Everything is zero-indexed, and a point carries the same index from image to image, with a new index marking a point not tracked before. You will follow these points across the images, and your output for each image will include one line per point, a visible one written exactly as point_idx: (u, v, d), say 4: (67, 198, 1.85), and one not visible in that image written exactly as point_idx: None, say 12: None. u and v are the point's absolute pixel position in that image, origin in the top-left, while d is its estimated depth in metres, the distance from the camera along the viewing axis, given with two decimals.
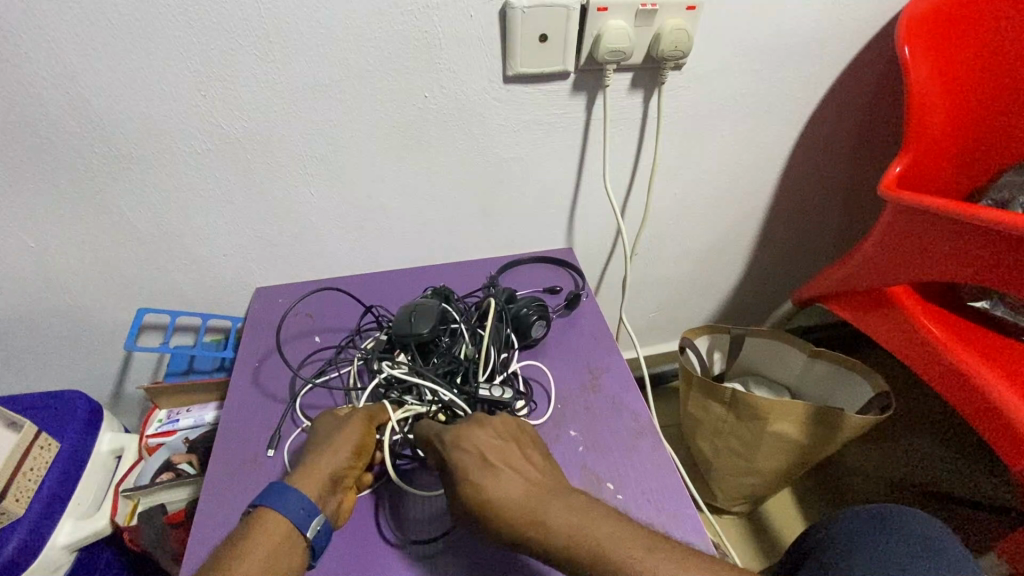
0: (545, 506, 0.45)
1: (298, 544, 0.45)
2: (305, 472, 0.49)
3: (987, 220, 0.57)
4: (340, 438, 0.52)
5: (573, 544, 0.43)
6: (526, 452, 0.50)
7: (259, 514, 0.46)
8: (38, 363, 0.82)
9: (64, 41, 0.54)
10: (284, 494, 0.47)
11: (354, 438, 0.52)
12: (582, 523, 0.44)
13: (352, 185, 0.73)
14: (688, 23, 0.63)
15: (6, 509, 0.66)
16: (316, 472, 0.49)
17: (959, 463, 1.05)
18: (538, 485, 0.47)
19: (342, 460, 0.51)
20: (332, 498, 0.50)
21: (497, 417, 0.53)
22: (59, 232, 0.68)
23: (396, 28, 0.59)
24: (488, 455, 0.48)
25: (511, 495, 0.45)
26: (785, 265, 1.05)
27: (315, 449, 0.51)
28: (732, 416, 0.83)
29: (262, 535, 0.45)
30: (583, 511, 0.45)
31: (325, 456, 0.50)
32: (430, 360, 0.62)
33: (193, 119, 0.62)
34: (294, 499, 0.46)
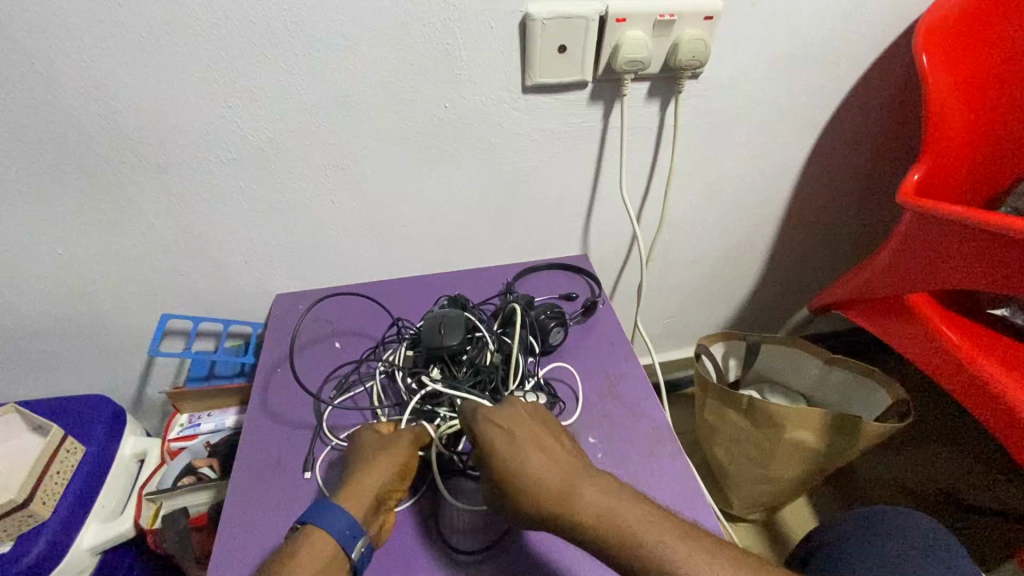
0: (575, 487, 0.45)
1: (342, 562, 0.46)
2: (354, 490, 0.50)
3: (994, 226, 0.58)
4: (385, 457, 0.53)
5: (604, 524, 0.43)
6: (556, 433, 0.51)
7: (307, 531, 0.46)
8: (63, 367, 0.84)
9: (97, 55, 0.56)
10: (331, 510, 0.47)
11: (399, 457, 0.53)
12: (606, 498, 0.44)
13: (372, 193, 0.74)
14: (706, 33, 0.64)
15: (34, 512, 0.67)
16: (363, 489, 0.50)
17: (976, 472, 1.04)
18: (568, 462, 0.47)
19: (387, 479, 0.51)
20: (375, 519, 0.51)
21: (527, 399, 0.53)
22: (87, 239, 0.70)
23: (418, 40, 0.61)
24: (521, 432, 0.49)
25: (543, 472, 0.46)
26: (802, 272, 1.05)
27: (361, 467, 0.52)
28: (748, 423, 0.83)
29: (309, 553, 0.45)
30: (608, 487, 0.45)
31: (371, 473, 0.51)
32: (458, 369, 0.63)
33: (218, 130, 0.64)
34: (341, 517, 0.47)
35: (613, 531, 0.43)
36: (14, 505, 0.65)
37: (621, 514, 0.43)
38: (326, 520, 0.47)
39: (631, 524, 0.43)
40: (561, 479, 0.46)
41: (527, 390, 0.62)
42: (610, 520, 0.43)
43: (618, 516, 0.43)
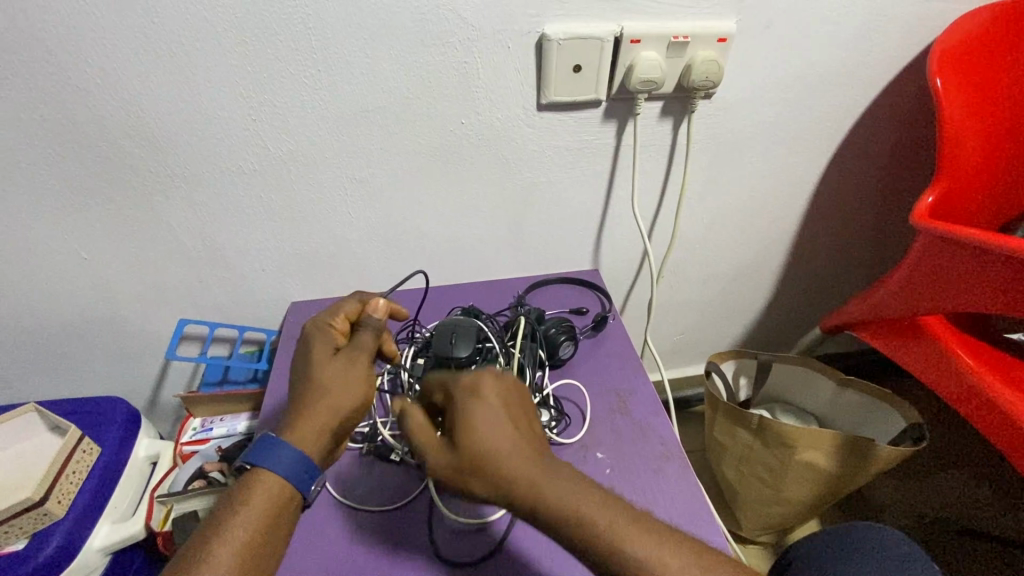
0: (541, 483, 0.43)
1: (294, 501, 0.47)
2: (309, 401, 0.52)
3: (1001, 248, 0.58)
4: (351, 362, 0.55)
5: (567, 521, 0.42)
6: (515, 416, 0.46)
7: (258, 472, 0.47)
8: (82, 369, 0.86)
9: (131, 70, 0.58)
10: (278, 451, 0.48)
11: (354, 360, 0.55)
12: (537, 483, 0.43)
13: (387, 205, 0.75)
14: (719, 55, 0.65)
15: (50, 511, 0.68)
16: (322, 400, 0.52)
17: (993, 500, 1.01)
18: (487, 443, 0.44)
19: (350, 386, 0.54)
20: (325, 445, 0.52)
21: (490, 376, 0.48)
22: (111, 245, 0.72)
23: (437, 59, 0.62)
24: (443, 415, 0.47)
25: (455, 453, 0.44)
26: (814, 292, 1.04)
27: (318, 375, 0.54)
28: (758, 442, 0.82)
29: (262, 494, 0.46)
30: (544, 475, 0.43)
31: (332, 381, 0.53)
32: None
33: (244, 142, 0.66)
34: (288, 457, 0.48)
35: (569, 526, 0.42)
36: (30, 504, 0.66)
37: (595, 513, 0.42)
38: (271, 462, 0.47)
39: (583, 522, 0.41)
40: (483, 461, 0.43)
41: None
42: (589, 522, 0.41)
43: (580, 512, 0.42)
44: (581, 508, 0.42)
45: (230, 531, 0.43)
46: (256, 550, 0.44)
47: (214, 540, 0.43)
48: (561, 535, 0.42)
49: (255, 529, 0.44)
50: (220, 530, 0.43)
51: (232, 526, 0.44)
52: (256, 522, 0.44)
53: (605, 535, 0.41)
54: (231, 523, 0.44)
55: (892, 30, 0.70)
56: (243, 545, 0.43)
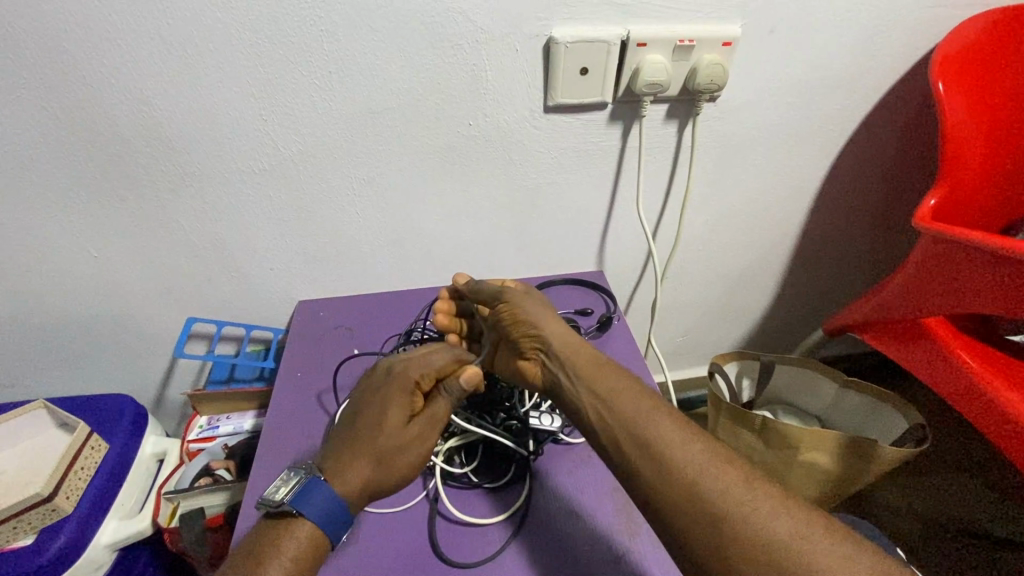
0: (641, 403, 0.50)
1: (323, 548, 0.48)
2: (370, 467, 0.51)
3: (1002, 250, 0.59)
4: (421, 437, 0.54)
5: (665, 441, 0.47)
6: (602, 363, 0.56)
7: (293, 517, 0.48)
8: (90, 366, 0.86)
9: (144, 70, 0.59)
10: (315, 498, 0.48)
11: (426, 433, 0.54)
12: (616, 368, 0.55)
13: (394, 205, 0.76)
14: (724, 58, 0.66)
15: (58, 506, 0.68)
16: (381, 469, 0.51)
17: (994, 502, 1.01)
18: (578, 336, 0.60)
19: (410, 462, 0.53)
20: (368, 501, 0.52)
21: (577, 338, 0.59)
22: (120, 243, 0.73)
23: (445, 60, 0.63)
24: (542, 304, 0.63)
25: (545, 324, 0.59)
26: (817, 294, 1.05)
27: (387, 443, 0.52)
28: (761, 443, 0.82)
29: (294, 541, 0.47)
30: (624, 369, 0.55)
31: (397, 453, 0.52)
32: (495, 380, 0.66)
33: (252, 142, 0.67)
34: (324, 507, 0.48)
35: (638, 402, 0.50)
36: (41, 498, 0.66)
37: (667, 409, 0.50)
38: (305, 508, 0.48)
39: (665, 422, 0.48)
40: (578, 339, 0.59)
41: (542, 412, 0.64)
42: (661, 411, 0.49)
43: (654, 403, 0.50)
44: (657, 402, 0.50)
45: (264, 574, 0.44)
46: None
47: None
48: (627, 427, 0.49)
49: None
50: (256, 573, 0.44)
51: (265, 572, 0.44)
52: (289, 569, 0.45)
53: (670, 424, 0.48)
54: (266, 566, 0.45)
55: (895, 35, 0.71)
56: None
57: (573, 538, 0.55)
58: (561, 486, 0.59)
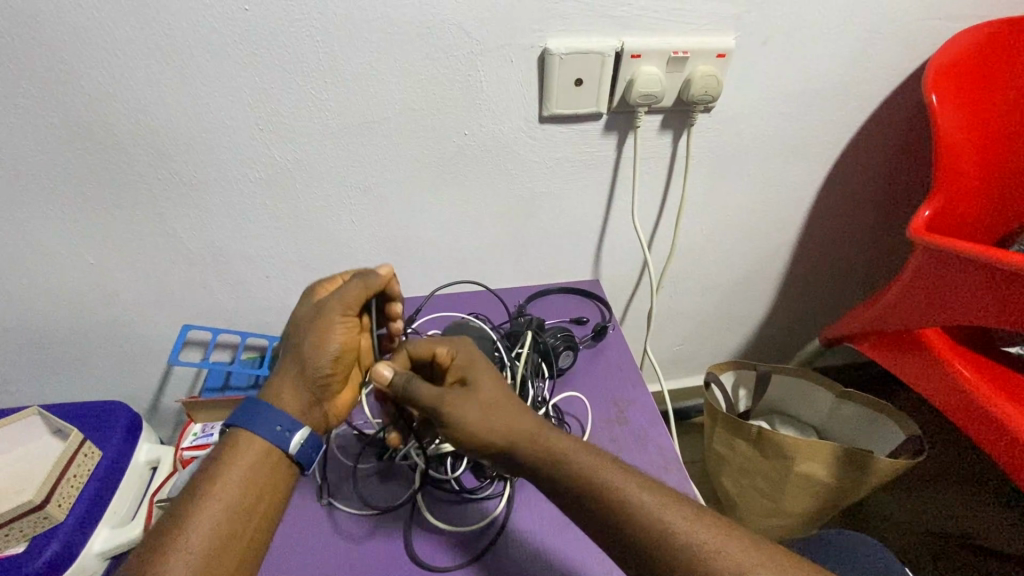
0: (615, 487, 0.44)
1: (276, 459, 0.50)
2: (283, 368, 0.54)
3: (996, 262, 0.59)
4: (316, 322, 0.53)
5: (650, 525, 0.43)
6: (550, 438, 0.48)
7: (238, 434, 0.50)
8: (85, 373, 0.87)
9: (141, 79, 0.60)
10: (259, 414, 0.50)
11: (319, 321, 0.53)
12: (585, 459, 0.46)
13: (390, 214, 0.76)
14: (718, 70, 0.67)
15: (50, 514, 0.68)
16: (289, 364, 0.54)
17: (993, 514, 1.01)
18: (531, 416, 0.49)
19: (313, 349, 0.53)
20: (317, 406, 0.54)
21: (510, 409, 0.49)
22: (116, 250, 0.73)
23: (441, 70, 0.64)
24: (477, 388, 0.49)
25: (485, 423, 0.47)
26: (814, 304, 1.05)
27: (292, 339, 0.54)
28: (757, 454, 0.82)
29: (239, 455, 0.49)
30: (590, 451, 0.47)
31: (296, 348, 0.54)
32: None
33: (248, 151, 0.67)
34: (271, 418, 0.50)
35: (610, 503, 0.44)
36: (32, 506, 0.66)
37: (643, 501, 0.44)
38: (254, 426, 0.50)
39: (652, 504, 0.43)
40: (532, 425, 0.48)
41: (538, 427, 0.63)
42: (635, 508, 0.43)
43: (626, 497, 0.44)
44: (631, 491, 0.44)
45: (217, 489, 0.47)
46: (241, 509, 0.47)
47: (197, 501, 0.46)
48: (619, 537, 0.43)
49: (241, 491, 0.47)
50: (209, 493, 0.47)
51: (214, 491, 0.47)
52: (241, 485, 0.48)
53: (651, 524, 0.43)
54: (215, 483, 0.47)
55: (888, 47, 0.71)
56: (230, 506, 0.47)
57: (562, 549, 0.54)
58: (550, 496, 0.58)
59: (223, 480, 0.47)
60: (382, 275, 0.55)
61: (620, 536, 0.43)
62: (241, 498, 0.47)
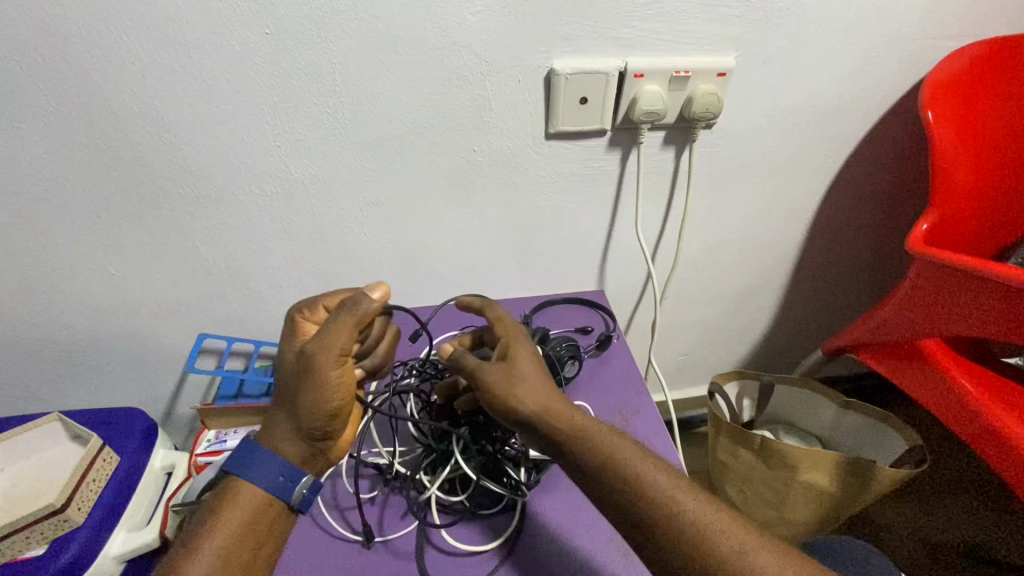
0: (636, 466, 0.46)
1: (272, 509, 0.53)
2: (283, 415, 0.56)
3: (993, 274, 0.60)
4: (308, 370, 0.53)
5: (662, 507, 0.44)
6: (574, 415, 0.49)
7: (236, 484, 0.53)
8: (103, 380, 0.89)
9: (165, 99, 0.63)
10: (258, 467, 0.53)
11: (310, 371, 0.52)
12: (606, 438, 0.48)
13: (400, 227, 0.79)
14: (719, 88, 0.69)
15: (70, 517, 0.70)
16: (286, 412, 0.55)
17: (997, 526, 1.01)
18: (559, 394, 0.50)
19: (308, 401, 0.53)
20: (318, 453, 0.56)
21: (545, 388, 0.50)
22: (136, 261, 0.76)
23: (451, 90, 0.66)
24: (512, 362, 0.51)
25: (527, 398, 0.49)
26: (816, 314, 1.06)
27: (288, 385, 0.55)
28: (761, 463, 0.83)
29: (239, 506, 0.51)
30: (608, 431, 0.49)
31: (292, 397, 0.55)
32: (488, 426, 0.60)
33: (265, 167, 0.70)
34: (268, 471, 0.53)
35: (626, 482, 0.45)
36: (52, 510, 0.68)
37: (656, 482, 0.45)
38: (252, 477, 0.52)
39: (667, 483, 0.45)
40: (562, 407, 0.50)
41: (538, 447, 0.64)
42: (648, 486, 0.45)
43: (640, 476, 0.45)
44: (644, 472, 0.46)
45: (214, 538, 0.49)
46: (235, 557, 0.49)
47: (192, 551, 0.49)
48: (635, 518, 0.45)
49: (235, 540, 0.50)
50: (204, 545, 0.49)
51: (210, 540, 0.49)
52: (236, 533, 0.50)
53: (662, 502, 0.44)
54: (211, 531, 0.50)
55: (885, 66, 0.73)
56: (225, 559, 0.49)
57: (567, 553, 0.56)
58: (558, 511, 0.59)
59: (221, 536, 0.50)
60: (373, 303, 0.53)
61: (634, 514, 0.45)
62: (239, 549, 0.50)
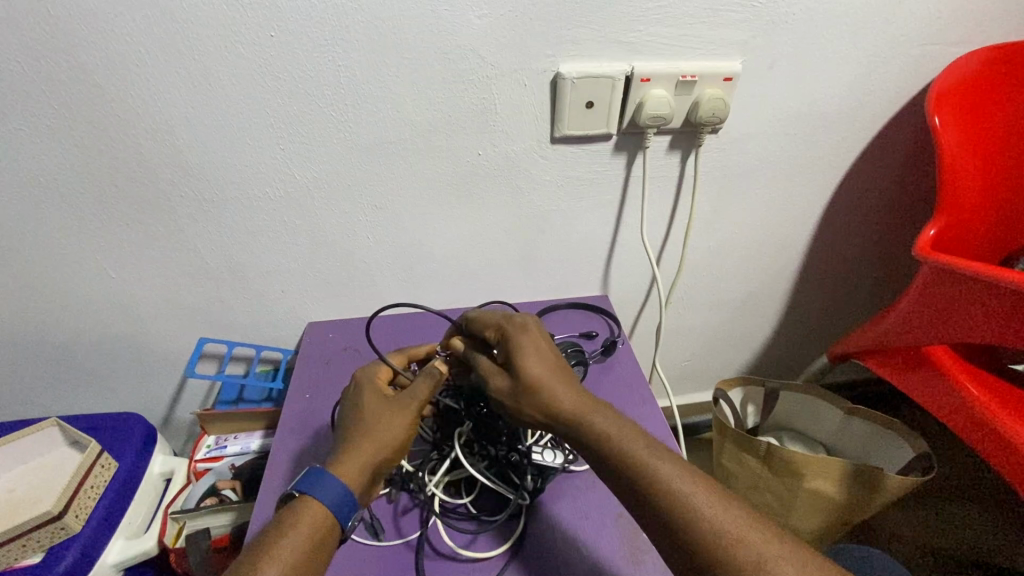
0: (649, 460, 0.46)
1: (334, 533, 0.48)
2: (351, 448, 0.52)
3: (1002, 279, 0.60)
4: (399, 402, 0.56)
5: (672, 502, 0.44)
6: (582, 407, 0.51)
7: (305, 501, 0.48)
8: (102, 385, 0.88)
9: (169, 102, 0.62)
10: (326, 480, 0.49)
11: (403, 404, 0.56)
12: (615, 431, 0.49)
13: (404, 232, 0.78)
14: (725, 92, 0.69)
15: (67, 524, 0.69)
16: (366, 440, 0.53)
17: (1005, 532, 1.00)
18: (571, 395, 0.52)
19: (393, 434, 0.54)
20: (370, 493, 0.52)
21: (551, 384, 0.52)
22: (137, 264, 0.75)
23: (456, 95, 0.66)
24: (519, 358, 0.54)
25: (539, 393, 0.52)
26: (820, 321, 1.06)
27: (372, 416, 0.55)
28: (767, 469, 0.82)
29: (307, 522, 0.47)
30: (623, 428, 0.49)
31: (380, 426, 0.54)
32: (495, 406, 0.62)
33: (269, 170, 0.69)
34: (336, 488, 0.49)
35: (633, 474, 0.46)
36: (49, 517, 0.67)
37: (666, 476, 0.45)
38: (319, 491, 0.48)
39: (678, 478, 0.45)
40: (572, 402, 0.51)
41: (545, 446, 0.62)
42: (658, 483, 0.45)
43: (652, 475, 0.45)
44: (656, 470, 0.46)
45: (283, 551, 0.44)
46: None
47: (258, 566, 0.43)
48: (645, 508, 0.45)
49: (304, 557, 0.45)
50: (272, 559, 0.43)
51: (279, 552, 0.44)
52: (306, 551, 0.45)
53: (676, 501, 0.44)
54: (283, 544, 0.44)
55: (891, 71, 0.73)
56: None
57: (576, 560, 0.55)
58: (563, 518, 0.58)
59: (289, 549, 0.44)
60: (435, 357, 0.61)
61: (647, 512, 0.45)
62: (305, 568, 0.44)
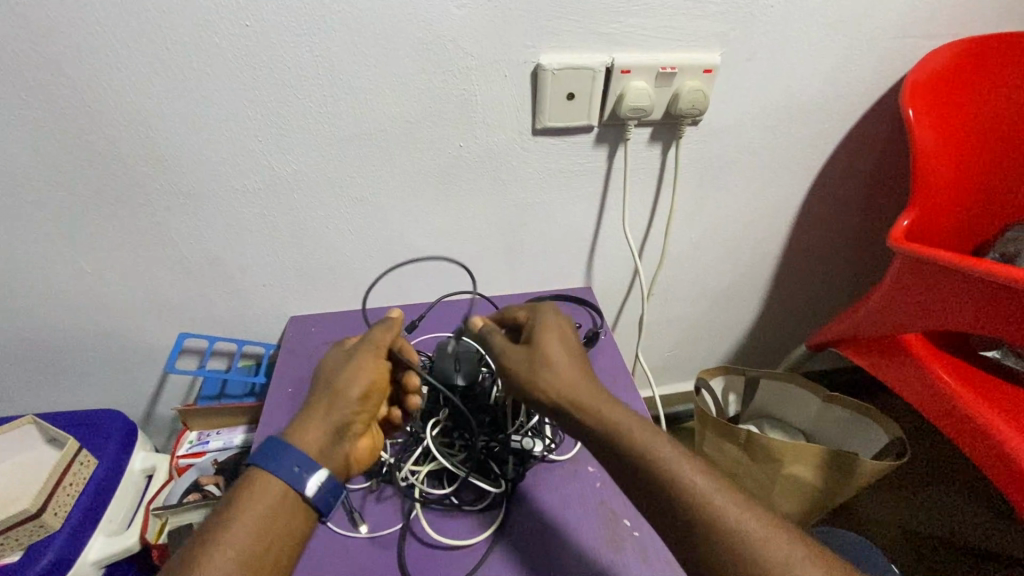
0: (674, 459, 0.46)
1: (291, 501, 0.49)
2: (306, 411, 0.54)
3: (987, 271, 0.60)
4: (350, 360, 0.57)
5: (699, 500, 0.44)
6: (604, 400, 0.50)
7: (259, 474, 0.50)
8: (80, 382, 0.87)
9: (141, 93, 0.61)
10: (277, 451, 0.50)
11: (352, 361, 0.57)
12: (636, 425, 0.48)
13: (386, 225, 0.78)
14: (705, 84, 0.69)
15: (45, 522, 0.68)
16: (319, 399, 0.55)
17: (974, 512, 1.03)
18: (596, 388, 0.51)
19: (347, 391, 0.55)
20: (335, 450, 0.53)
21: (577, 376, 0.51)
22: (112, 259, 0.74)
23: (436, 87, 0.66)
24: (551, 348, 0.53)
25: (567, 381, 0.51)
26: (800, 311, 1.08)
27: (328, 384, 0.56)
28: (746, 457, 0.84)
29: (262, 495, 0.48)
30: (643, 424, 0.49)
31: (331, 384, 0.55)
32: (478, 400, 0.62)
33: (247, 162, 0.68)
34: (283, 457, 0.50)
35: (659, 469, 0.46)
36: (28, 515, 0.66)
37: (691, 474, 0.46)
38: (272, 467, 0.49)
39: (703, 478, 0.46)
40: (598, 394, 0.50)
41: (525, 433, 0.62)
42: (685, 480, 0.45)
43: (681, 478, 0.45)
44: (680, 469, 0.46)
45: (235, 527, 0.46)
46: (257, 556, 0.45)
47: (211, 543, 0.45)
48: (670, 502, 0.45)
49: (258, 529, 0.46)
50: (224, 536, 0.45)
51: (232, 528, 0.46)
52: (258, 523, 0.47)
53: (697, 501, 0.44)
54: (235, 519, 0.46)
55: (867, 63, 0.74)
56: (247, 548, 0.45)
57: (557, 549, 0.55)
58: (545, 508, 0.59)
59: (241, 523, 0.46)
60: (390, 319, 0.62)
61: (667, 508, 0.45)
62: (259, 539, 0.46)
